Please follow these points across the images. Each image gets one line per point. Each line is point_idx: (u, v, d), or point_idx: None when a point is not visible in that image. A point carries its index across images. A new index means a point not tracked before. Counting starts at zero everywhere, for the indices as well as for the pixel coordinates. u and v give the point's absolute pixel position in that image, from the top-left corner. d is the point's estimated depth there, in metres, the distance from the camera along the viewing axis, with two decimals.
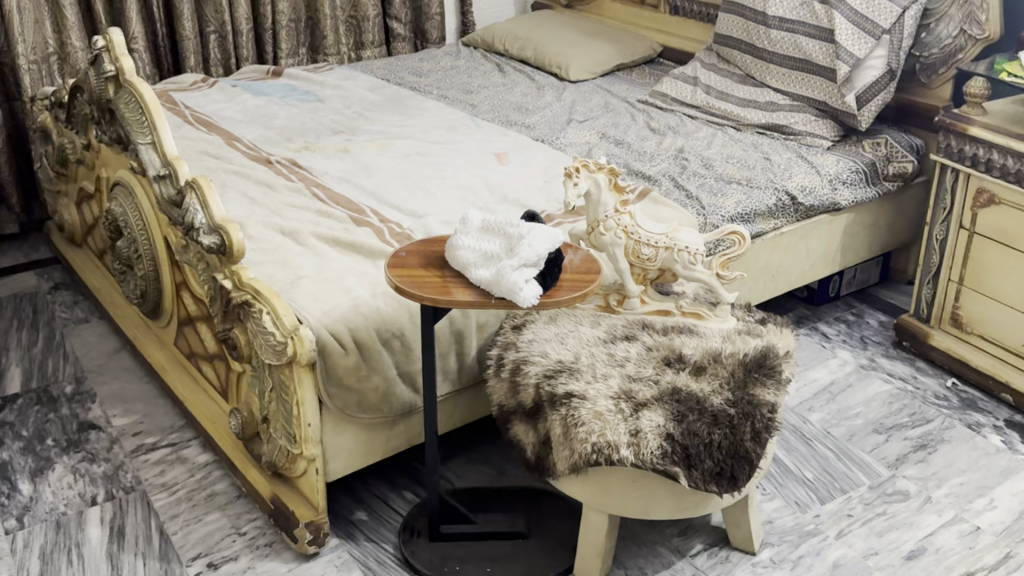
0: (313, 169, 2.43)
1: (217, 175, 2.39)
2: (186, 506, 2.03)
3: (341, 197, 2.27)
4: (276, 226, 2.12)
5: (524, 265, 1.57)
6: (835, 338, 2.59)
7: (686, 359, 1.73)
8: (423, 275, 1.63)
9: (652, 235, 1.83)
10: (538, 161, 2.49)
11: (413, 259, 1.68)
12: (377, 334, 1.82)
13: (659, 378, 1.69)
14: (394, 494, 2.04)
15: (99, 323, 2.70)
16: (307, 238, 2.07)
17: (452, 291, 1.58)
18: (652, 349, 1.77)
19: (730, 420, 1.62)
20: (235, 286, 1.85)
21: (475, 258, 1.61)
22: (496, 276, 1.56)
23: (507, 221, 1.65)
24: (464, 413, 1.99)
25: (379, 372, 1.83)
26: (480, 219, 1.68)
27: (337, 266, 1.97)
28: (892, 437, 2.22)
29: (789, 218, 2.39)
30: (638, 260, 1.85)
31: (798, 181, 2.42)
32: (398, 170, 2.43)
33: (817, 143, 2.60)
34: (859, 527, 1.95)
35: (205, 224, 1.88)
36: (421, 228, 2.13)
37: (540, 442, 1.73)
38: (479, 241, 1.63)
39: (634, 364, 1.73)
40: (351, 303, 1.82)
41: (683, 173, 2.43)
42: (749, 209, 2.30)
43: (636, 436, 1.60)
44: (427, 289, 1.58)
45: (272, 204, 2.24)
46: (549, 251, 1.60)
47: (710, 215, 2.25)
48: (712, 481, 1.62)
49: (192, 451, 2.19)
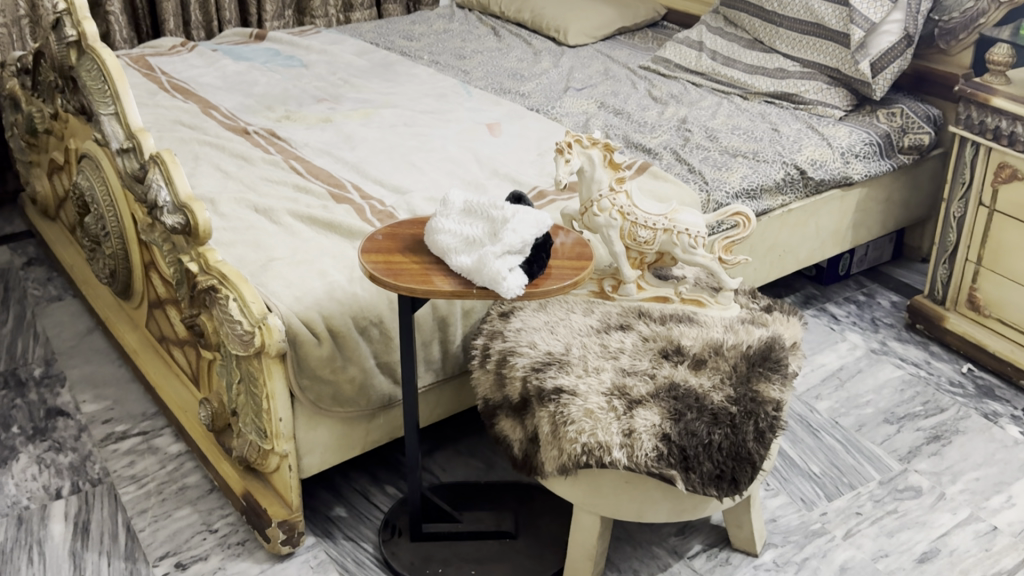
0: (292, 141, 2.30)
1: (190, 147, 2.25)
2: (155, 500, 1.92)
3: (321, 171, 2.14)
4: (250, 203, 1.99)
5: (508, 252, 1.44)
6: (845, 320, 2.46)
7: (684, 352, 1.60)
8: (399, 260, 1.50)
9: (649, 216, 1.70)
10: (532, 133, 2.35)
11: (391, 242, 1.55)
12: (353, 322, 1.70)
13: (656, 372, 1.57)
14: (375, 489, 1.92)
15: (73, 300, 2.58)
16: (282, 217, 1.94)
17: (430, 281, 1.45)
18: (647, 339, 1.64)
19: (731, 419, 1.50)
20: (202, 269, 1.73)
21: (455, 244, 1.47)
22: (477, 264, 1.42)
23: (492, 202, 1.51)
24: (448, 403, 1.87)
25: (355, 363, 1.70)
26: (462, 201, 1.54)
27: (312, 247, 1.84)
28: (904, 428, 2.09)
29: (797, 194, 2.25)
30: (635, 243, 1.72)
31: (808, 154, 2.28)
32: (384, 141, 2.29)
33: (828, 113, 2.45)
34: (868, 527, 1.84)
35: (169, 202, 1.76)
36: (403, 206, 1.99)
37: (528, 440, 1.62)
38: (460, 225, 1.50)
39: (628, 357, 1.61)
40: (325, 288, 1.70)
41: (686, 146, 2.29)
42: (755, 184, 2.17)
43: (629, 436, 1.48)
44: (402, 278, 1.45)
45: (246, 178, 2.11)
46: (536, 237, 1.46)
47: (713, 191, 2.11)
48: (711, 485, 1.50)
49: (164, 440, 2.07)
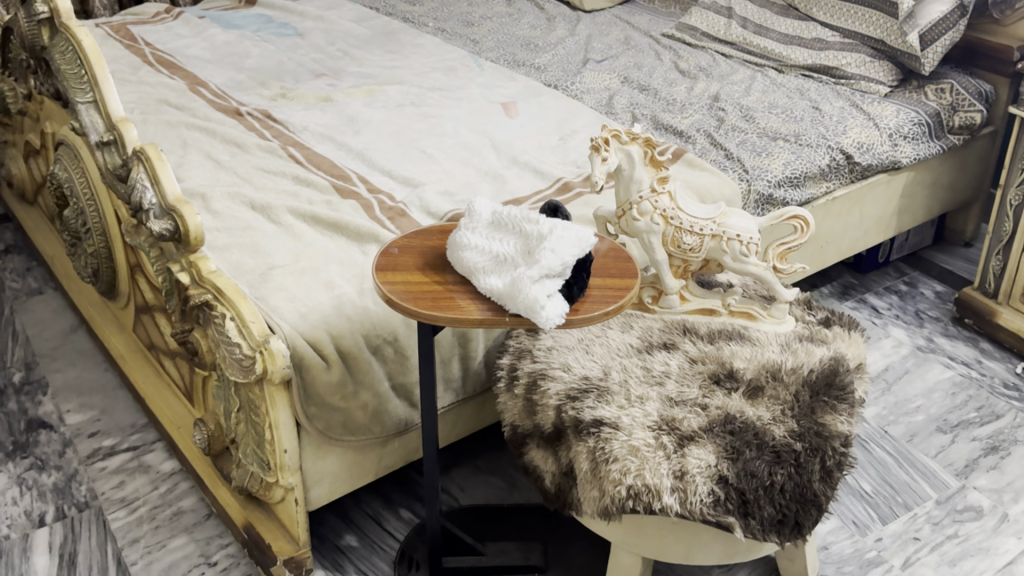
0: (289, 123, 2.10)
1: (178, 131, 2.05)
2: (147, 527, 1.75)
3: (322, 161, 1.95)
4: (245, 199, 1.80)
5: (546, 275, 1.25)
6: (887, 313, 2.29)
7: (738, 376, 1.43)
8: (420, 280, 1.32)
9: (696, 221, 1.52)
10: (552, 113, 2.16)
11: (409, 258, 1.37)
12: (365, 341, 1.52)
13: (707, 402, 1.40)
14: (389, 513, 1.76)
15: (54, 294, 2.39)
16: (282, 216, 1.76)
17: (456, 307, 1.27)
18: (695, 361, 1.47)
19: (795, 457, 1.34)
20: (195, 281, 1.55)
21: (484, 264, 1.29)
22: (511, 290, 1.24)
23: (525, 214, 1.32)
24: (468, 423, 1.70)
25: (368, 387, 1.53)
26: (490, 211, 1.36)
27: (317, 253, 1.66)
28: (958, 438, 1.93)
29: (842, 180, 2.07)
30: (679, 251, 1.53)
31: (854, 136, 2.09)
32: (390, 124, 2.10)
33: (873, 89, 2.25)
34: (927, 555, 1.68)
35: (155, 204, 1.57)
36: (415, 200, 1.80)
37: (561, 473, 1.45)
38: (489, 241, 1.32)
39: (675, 383, 1.44)
40: (333, 303, 1.52)
41: (721, 128, 2.10)
42: (799, 172, 1.99)
43: (681, 479, 1.31)
44: (425, 304, 1.27)
45: (240, 168, 1.91)
46: (577, 257, 1.28)
47: (754, 180, 1.93)
48: (773, 531, 1.33)
49: (155, 457, 1.90)
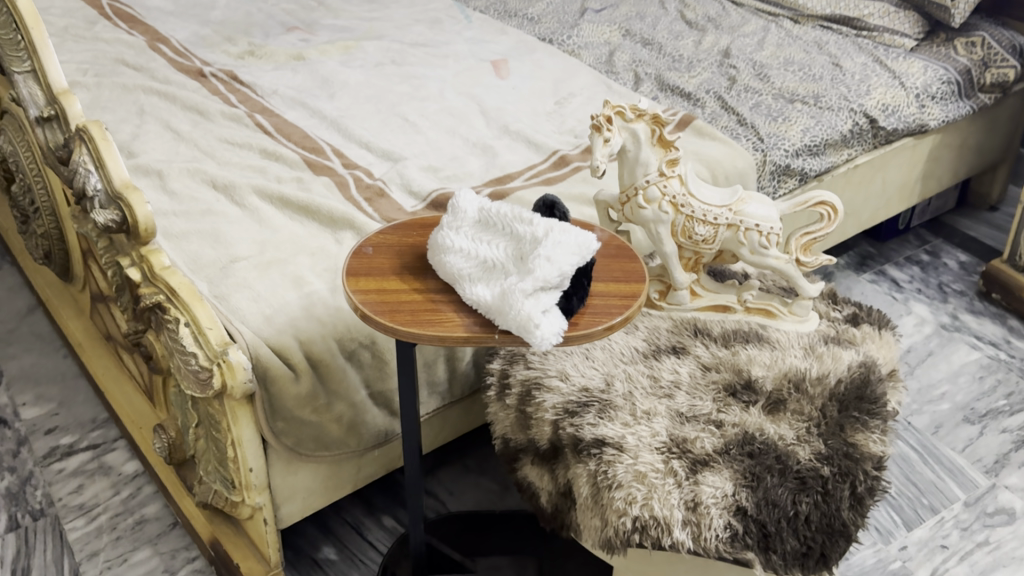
0: (257, 86, 1.91)
1: (135, 96, 1.86)
2: (108, 539, 1.61)
3: (293, 130, 1.76)
4: (206, 177, 1.62)
5: (542, 287, 1.08)
6: (908, 286, 2.13)
7: (756, 388, 1.28)
8: (397, 288, 1.16)
9: (709, 209, 1.34)
10: (547, 73, 1.97)
11: (386, 259, 1.20)
12: (339, 346, 1.35)
13: (723, 419, 1.24)
14: (371, 521, 1.62)
15: (11, 269, 2.22)
16: (247, 197, 1.58)
17: (440, 322, 1.11)
18: (708, 368, 1.31)
19: (822, 484, 1.18)
20: (146, 278, 1.38)
21: (470, 272, 1.12)
22: (501, 304, 1.08)
23: (516, 212, 1.15)
24: (456, 425, 1.54)
25: (343, 397, 1.37)
26: (476, 208, 1.18)
27: (285, 242, 1.49)
28: (987, 429, 1.79)
29: (864, 146, 1.89)
30: (690, 242, 1.36)
31: (878, 97, 1.91)
32: (369, 87, 1.91)
33: (897, 43, 2.07)
34: (957, 565, 1.54)
35: (100, 190, 1.40)
36: (395, 177, 1.63)
37: (558, 494, 1.30)
38: (475, 243, 1.15)
39: (685, 394, 1.28)
40: (302, 303, 1.36)
41: (732, 88, 1.92)
42: (819, 139, 1.81)
43: (694, 511, 1.16)
44: (404, 318, 1.11)
45: (202, 140, 1.73)
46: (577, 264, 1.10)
47: (770, 150, 1.76)
48: (797, 566, 1.18)
49: (117, 457, 1.75)
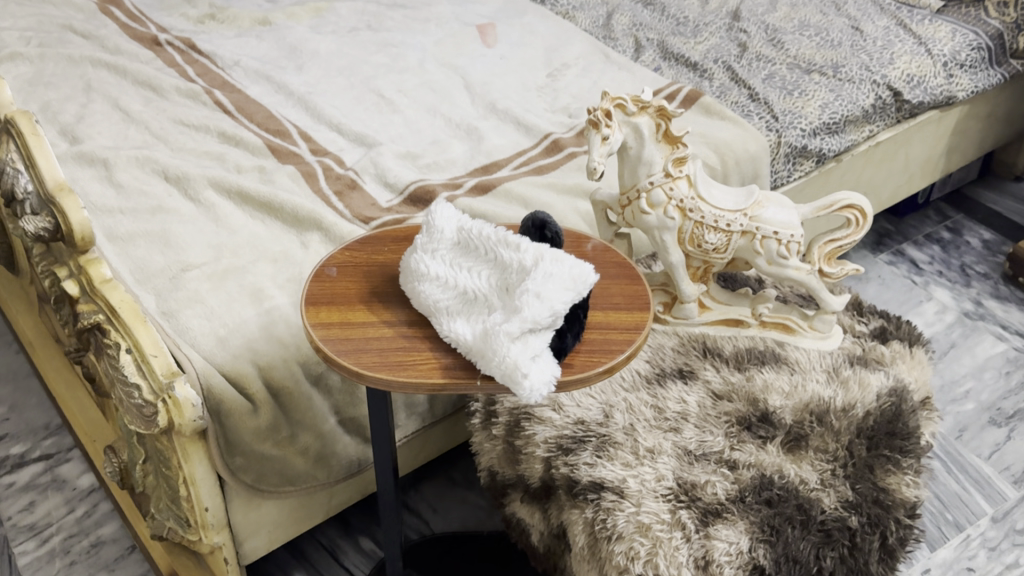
0: (218, 56, 1.72)
1: (82, 68, 1.67)
2: (59, 565, 1.47)
3: (256, 109, 1.59)
4: (158, 166, 1.45)
5: (532, 329, 0.93)
6: (928, 269, 1.98)
7: (774, 421, 1.13)
8: (364, 321, 1.00)
9: (721, 214, 1.18)
10: (538, 39, 1.79)
11: (352, 284, 1.05)
12: (303, 371, 1.20)
13: (736, 458, 1.10)
14: (347, 543, 1.48)
15: None
16: (202, 191, 1.41)
17: (414, 364, 0.95)
18: (719, 397, 1.16)
19: (849, 537, 1.04)
20: (85, 292, 1.22)
21: (448, 305, 0.97)
22: (484, 347, 0.92)
23: (500, 234, 0.98)
24: (439, 443, 1.41)
25: (309, 427, 1.22)
26: (455, 226, 1.02)
27: (244, 246, 1.32)
28: (1016, 433, 1.65)
29: (887, 122, 1.72)
30: (699, 251, 1.21)
31: (902, 67, 1.73)
32: (342, 57, 1.73)
33: (922, 3, 1.90)
34: None
35: (31, 192, 1.23)
36: (369, 166, 1.46)
37: (552, 536, 1.16)
38: (454, 271, 0.99)
39: (693, 428, 1.13)
40: (261, 322, 1.20)
41: (743, 57, 1.75)
42: (838, 116, 1.63)
43: (705, 570, 1.01)
44: (373, 361, 0.96)
45: (154, 121, 1.55)
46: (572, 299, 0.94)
47: (786, 129, 1.59)
48: None
49: (72, 469, 1.61)
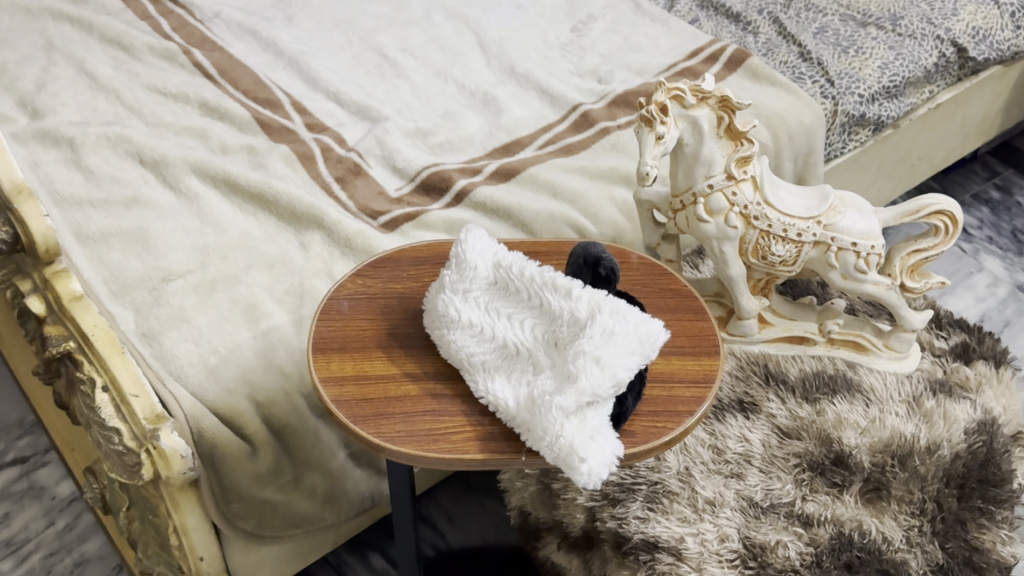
0: (196, 6, 1.52)
1: (41, 22, 1.47)
2: None
3: (242, 72, 1.39)
4: (131, 147, 1.26)
5: (592, 402, 0.77)
6: (977, 234, 1.83)
7: (851, 465, 0.99)
8: (384, 374, 0.84)
9: (790, 223, 1.02)
10: None
11: (368, 324, 0.88)
12: (308, 404, 1.05)
13: (810, 513, 0.96)
14: (356, 562, 1.35)
15: None
16: (184, 178, 1.23)
17: (446, 433, 0.80)
18: (786, 435, 1.02)
19: None
20: (53, 310, 1.05)
21: (485, 360, 0.81)
22: (532, 421, 0.76)
23: (546, 274, 0.82)
24: None
25: (317, 464, 1.07)
26: (490, 261, 0.85)
27: (234, 248, 1.15)
28: None
29: (947, 82, 1.54)
30: (764, 263, 1.05)
31: (967, 18, 1.54)
32: (338, 7, 1.53)
33: None
34: None
35: None
36: (374, 146, 1.28)
37: None
38: (491, 318, 0.83)
39: (759, 474, 0.99)
40: (258, 348, 1.04)
41: (791, 7, 1.56)
42: (900, 78, 1.44)
43: None
44: (396, 430, 0.80)
45: (126, 89, 1.36)
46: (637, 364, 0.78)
47: (842, 95, 1.40)
48: None
49: (50, 474, 1.47)
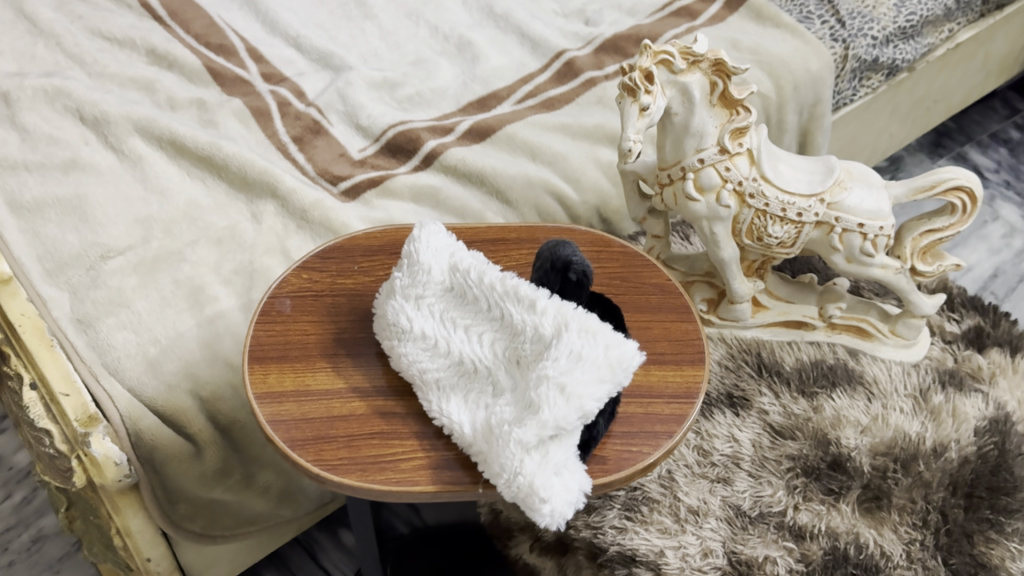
0: None
1: None
2: None
3: (195, 12, 1.27)
4: (71, 102, 1.15)
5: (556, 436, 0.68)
6: (994, 178, 1.71)
7: (850, 470, 0.91)
8: (327, 387, 0.75)
9: (790, 202, 0.91)
10: None
11: (312, 326, 0.79)
12: None
13: (803, 524, 0.88)
14: (326, 538, 1.29)
15: None
16: (126, 138, 1.12)
17: (395, 459, 0.71)
18: (779, 434, 0.94)
19: None
20: None
21: (440, 378, 0.72)
22: (490, 452, 0.67)
23: (508, 282, 0.72)
24: None
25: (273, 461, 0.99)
26: (446, 263, 0.75)
27: (180, 219, 1.05)
28: None
29: (967, 19, 1.39)
30: (759, 245, 0.95)
31: None
32: None
33: None
34: None
35: None
36: (335, 101, 1.16)
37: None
38: (446, 329, 0.73)
39: (748, 479, 0.91)
40: (202, 337, 0.95)
41: None
42: (917, 18, 1.30)
43: None
44: (338, 456, 0.71)
45: (67, 33, 1.24)
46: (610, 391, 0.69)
47: (854, 38, 1.26)
48: None
49: (5, 444, 1.40)
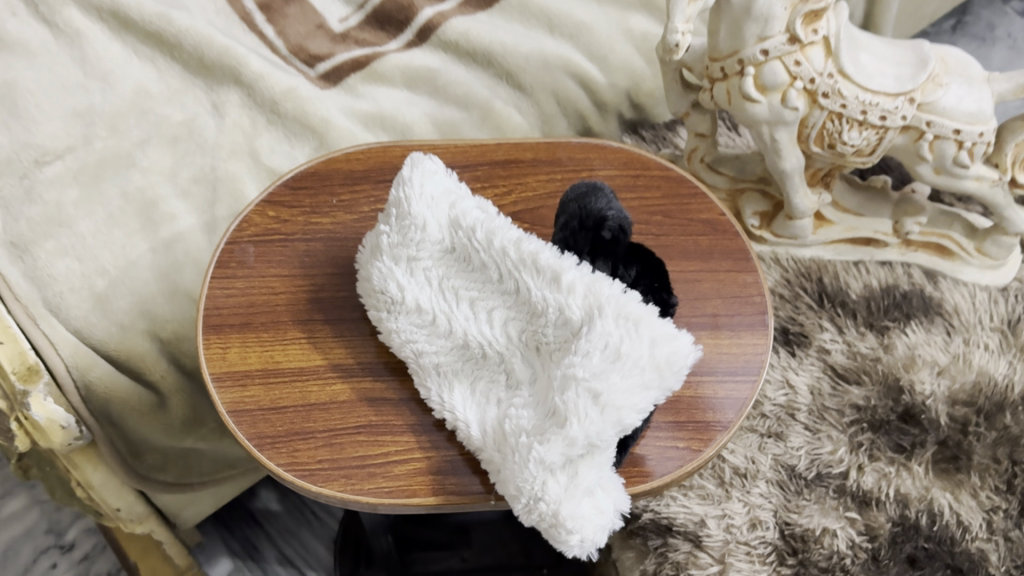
0: None
1: None
2: None
3: None
4: None
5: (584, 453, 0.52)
6: None
7: (920, 421, 0.84)
8: (299, 364, 0.61)
9: (873, 101, 0.73)
10: None
11: (281, 283, 0.64)
12: None
13: (867, 487, 0.80)
14: None
15: None
16: (62, 8, 0.86)
17: (386, 462, 0.57)
18: (842, 378, 0.86)
19: None
20: None
21: (439, 363, 0.57)
22: (504, 468, 0.53)
23: (524, 246, 0.57)
24: None
25: None
26: (445, 216, 0.59)
27: (127, 112, 0.84)
28: None
29: None
30: (831, 152, 0.78)
31: None
32: None
33: None
34: None
35: None
36: None
37: None
38: (448, 302, 0.58)
39: (807, 433, 0.83)
40: (157, 265, 0.79)
41: None
42: None
43: None
44: (314, 456, 0.57)
45: None
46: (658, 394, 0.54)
47: None
48: None
49: None
